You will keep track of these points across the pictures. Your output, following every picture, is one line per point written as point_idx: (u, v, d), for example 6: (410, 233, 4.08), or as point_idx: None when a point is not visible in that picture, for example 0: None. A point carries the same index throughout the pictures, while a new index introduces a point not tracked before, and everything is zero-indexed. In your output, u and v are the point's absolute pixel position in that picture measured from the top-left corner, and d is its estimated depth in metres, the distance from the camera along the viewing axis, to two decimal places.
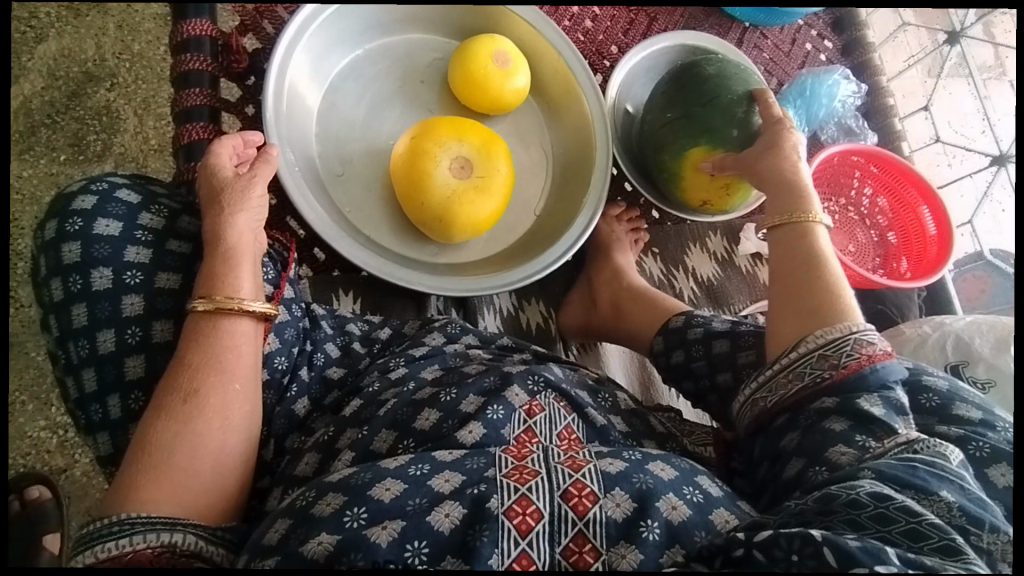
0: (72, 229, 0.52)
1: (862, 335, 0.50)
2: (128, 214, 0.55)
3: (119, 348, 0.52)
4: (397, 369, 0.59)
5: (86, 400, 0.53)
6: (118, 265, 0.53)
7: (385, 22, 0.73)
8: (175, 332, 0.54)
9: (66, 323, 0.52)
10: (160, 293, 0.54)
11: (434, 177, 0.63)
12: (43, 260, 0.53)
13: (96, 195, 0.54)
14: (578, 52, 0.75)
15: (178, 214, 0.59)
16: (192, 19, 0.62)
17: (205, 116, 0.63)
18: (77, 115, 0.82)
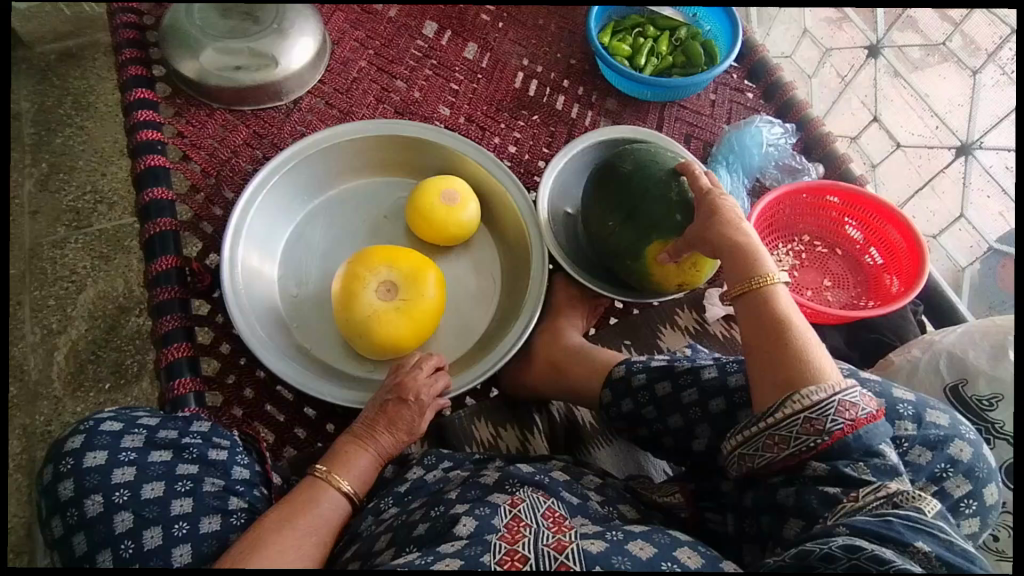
0: (64, 467, 0.51)
1: (846, 395, 0.44)
2: (114, 439, 0.54)
3: (116, 564, 0.48)
4: (388, 508, 0.53)
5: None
6: (106, 488, 0.50)
7: (322, 180, 0.81)
8: (166, 535, 0.50)
9: (68, 554, 0.50)
10: (147, 502, 0.51)
11: (363, 300, 0.69)
12: (43, 502, 0.52)
13: (83, 432, 0.54)
14: (496, 159, 0.80)
15: (156, 428, 0.56)
16: (159, 258, 0.74)
17: (181, 336, 0.70)
18: (118, 345, 1.09)
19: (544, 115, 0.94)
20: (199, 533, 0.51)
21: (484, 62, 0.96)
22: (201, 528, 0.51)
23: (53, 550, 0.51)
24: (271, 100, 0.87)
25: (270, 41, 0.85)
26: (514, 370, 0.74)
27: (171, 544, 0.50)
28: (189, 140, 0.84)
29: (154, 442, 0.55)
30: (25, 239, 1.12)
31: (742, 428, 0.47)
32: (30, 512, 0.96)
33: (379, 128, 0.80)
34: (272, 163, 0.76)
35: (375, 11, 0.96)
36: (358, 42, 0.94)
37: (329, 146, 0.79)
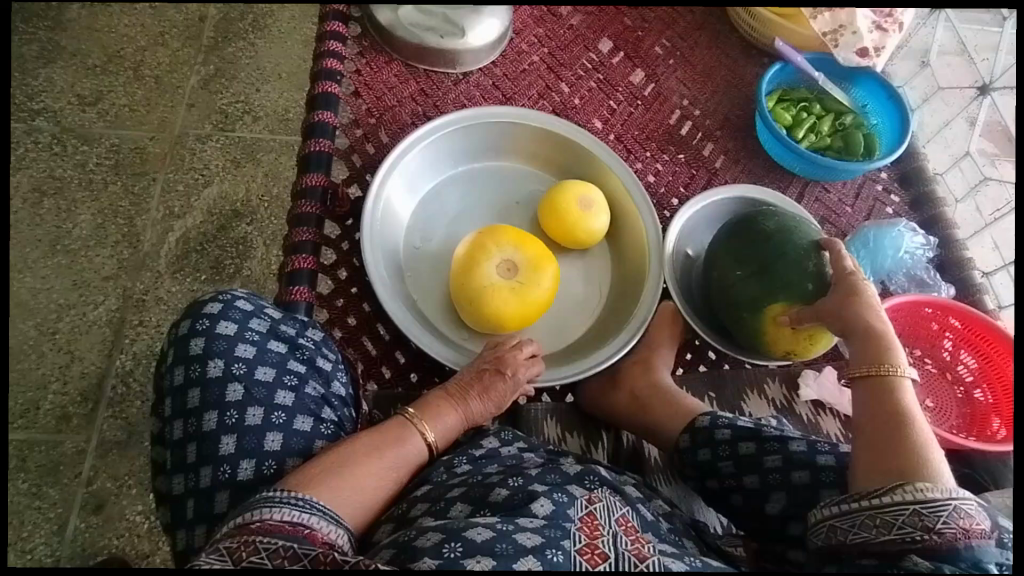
0: (200, 326, 0.56)
1: (962, 502, 0.44)
2: (244, 317, 0.59)
3: (218, 426, 0.52)
4: (461, 465, 0.55)
5: (177, 472, 0.53)
6: (230, 356, 0.55)
7: (472, 151, 0.85)
8: (266, 417, 0.54)
9: (180, 404, 0.54)
10: (258, 383, 0.55)
11: (482, 270, 0.71)
12: (171, 351, 0.57)
13: (221, 301, 0.59)
14: (638, 181, 0.83)
15: (278, 322, 0.61)
16: (311, 174, 0.80)
17: (309, 249, 0.75)
18: (221, 245, 1.14)
19: (689, 156, 0.96)
20: (292, 427, 0.55)
21: (647, 90, 0.99)
22: (296, 423, 0.55)
23: (166, 395, 0.56)
24: (445, 65, 0.92)
25: (464, 14, 0.91)
26: (597, 385, 0.76)
27: (267, 427, 0.54)
28: (363, 80, 0.90)
29: (278, 334, 0.59)
30: (176, 126, 1.20)
31: (843, 501, 0.47)
32: (109, 365, 1.02)
33: (540, 120, 0.84)
34: (435, 121, 0.81)
35: (559, 15, 1.01)
36: (537, 38, 0.98)
37: (489, 122, 0.83)
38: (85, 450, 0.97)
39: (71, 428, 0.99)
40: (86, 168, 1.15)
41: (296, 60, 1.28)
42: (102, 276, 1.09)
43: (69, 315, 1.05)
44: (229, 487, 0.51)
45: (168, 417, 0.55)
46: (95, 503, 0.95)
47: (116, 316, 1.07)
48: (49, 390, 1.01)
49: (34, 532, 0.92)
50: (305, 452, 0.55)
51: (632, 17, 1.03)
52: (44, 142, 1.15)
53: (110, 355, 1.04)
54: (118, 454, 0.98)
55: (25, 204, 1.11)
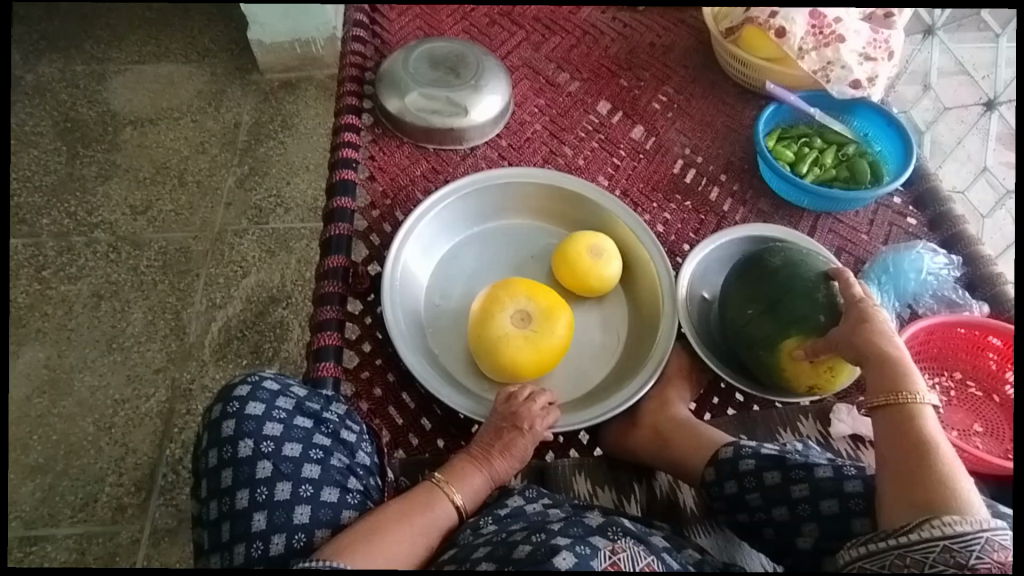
0: (230, 408, 0.59)
1: (995, 535, 0.42)
2: (271, 396, 0.62)
3: (249, 503, 0.55)
4: (487, 525, 0.55)
5: (212, 552, 0.55)
6: (258, 435, 0.58)
7: (483, 213, 0.89)
8: (294, 491, 0.56)
9: (214, 485, 0.57)
10: (285, 458, 0.57)
11: (498, 321, 0.74)
12: (205, 434, 0.60)
13: (249, 382, 0.62)
14: (645, 225, 0.85)
15: (304, 399, 0.63)
16: (332, 255, 0.85)
17: (333, 326, 0.79)
18: (260, 330, 1.20)
19: (696, 202, 0.98)
20: (320, 499, 0.57)
21: (648, 144, 1.03)
22: (323, 495, 0.57)
23: (202, 477, 0.59)
24: (453, 143, 0.98)
25: (466, 94, 0.97)
26: (620, 432, 0.75)
27: (296, 501, 0.56)
28: (378, 164, 0.96)
29: (304, 409, 0.62)
30: (216, 224, 1.30)
31: (869, 540, 0.45)
32: (159, 453, 1.07)
33: (548, 178, 0.89)
34: (447, 187, 0.86)
35: (557, 84, 1.07)
36: (538, 108, 1.04)
37: (498, 183, 0.88)
38: (138, 539, 1.01)
39: (126, 518, 1.03)
40: (137, 270, 1.24)
41: (322, 153, 1.38)
42: (152, 369, 1.15)
43: (124, 410, 1.12)
44: (261, 563, 0.53)
45: (204, 498, 0.58)
46: None
47: (166, 407, 1.13)
48: (106, 483, 1.05)
49: None
50: (333, 523, 0.56)
51: (626, 79, 1.09)
52: (102, 250, 1.26)
53: (160, 445, 1.09)
54: (169, 542, 1.01)
55: (85, 309, 1.20)
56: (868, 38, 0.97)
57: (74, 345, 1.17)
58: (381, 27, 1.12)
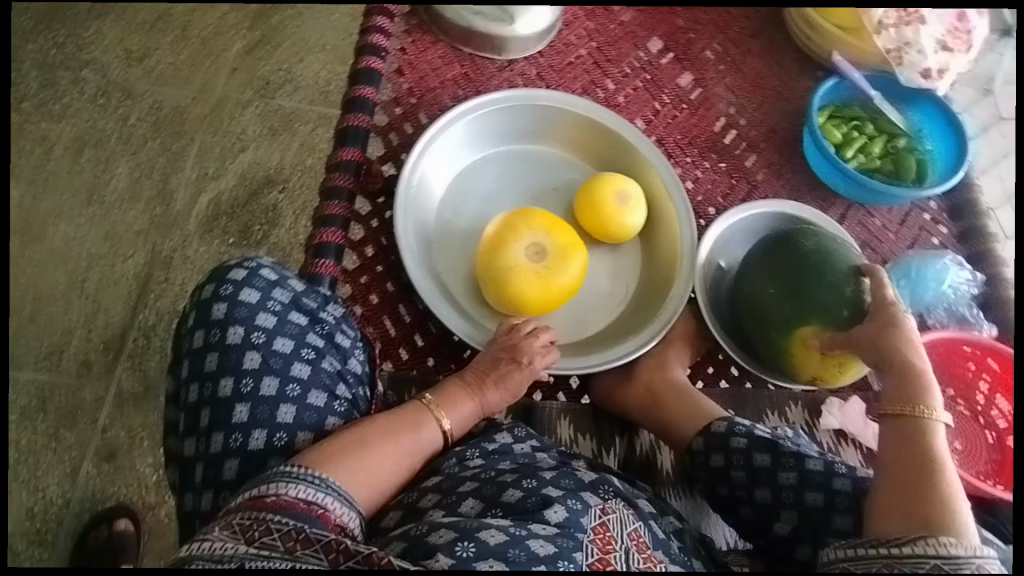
0: (223, 292, 0.56)
1: (984, 562, 0.42)
2: (267, 287, 0.58)
3: (232, 393, 0.52)
4: (473, 459, 0.54)
5: (189, 436, 0.54)
6: (249, 325, 0.55)
7: (512, 133, 0.84)
8: (280, 389, 0.54)
9: (197, 368, 0.54)
10: (274, 353, 0.55)
11: (511, 251, 0.71)
12: (193, 315, 0.57)
13: (246, 269, 0.59)
14: (678, 180, 0.81)
15: (300, 296, 0.60)
16: (346, 147, 0.80)
17: (338, 224, 0.75)
18: (252, 211, 1.14)
19: (730, 166, 0.93)
20: (305, 401, 0.54)
21: (694, 94, 0.97)
22: (309, 398, 0.55)
23: (185, 357, 0.56)
24: (491, 51, 0.91)
25: None
26: (612, 383, 0.73)
27: (281, 399, 0.53)
28: (408, 58, 0.89)
29: (301, 307, 0.59)
30: (217, 88, 1.20)
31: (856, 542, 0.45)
32: (132, 319, 1.04)
33: (586, 110, 0.83)
34: (479, 98, 0.80)
35: (611, 10, 0.99)
36: (587, 31, 0.97)
37: (534, 105, 0.82)
38: (102, 398, 0.99)
39: (91, 376, 1.01)
40: (125, 123, 1.16)
41: (341, 34, 1.25)
42: (133, 231, 1.10)
43: (98, 267, 1.07)
44: (238, 456, 0.51)
45: (184, 379, 0.55)
46: (109, 452, 0.97)
47: (145, 273, 1.08)
48: (73, 337, 1.02)
49: (48, 473, 0.95)
50: (316, 427, 0.54)
51: (685, 18, 1.00)
52: (89, 93, 1.17)
53: (134, 309, 1.05)
54: (133, 407, 1.00)
55: (66, 153, 1.13)
56: (951, 25, 0.91)
57: (52, 191, 1.10)
58: None
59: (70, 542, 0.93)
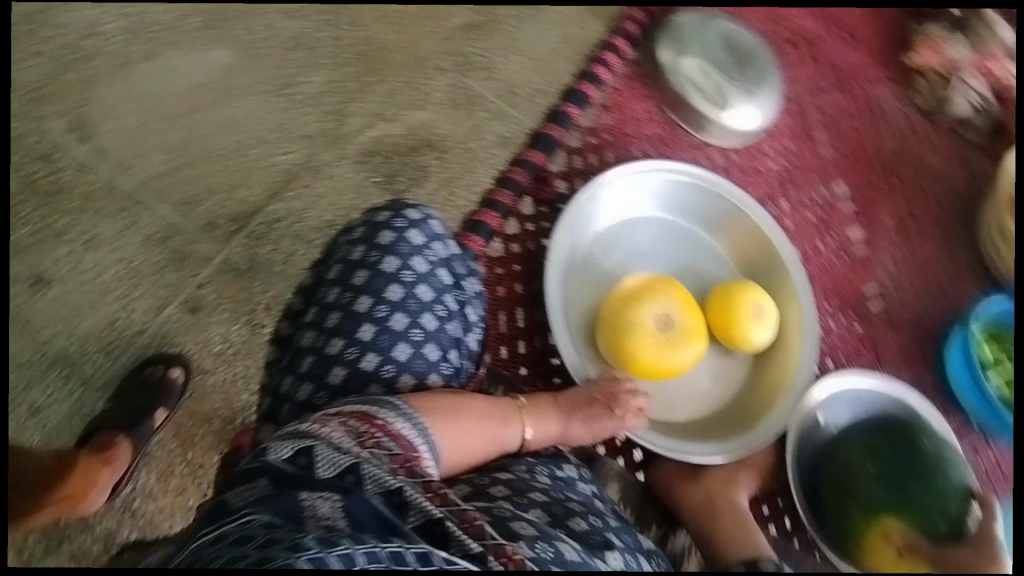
0: (395, 224, 0.63)
1: None
2: (430, 239, 0.64)
3: (367, 311, 0.58)
4: (544, 473, 0.57)
5: (312, 329, 0.60)
6: (405, 263, 0.61)
7: (682, 208, 0.86)
8: (404, 328, 0.58)
9: (348, 277, 0.61)
10: (413, 297, 0.60)
11: (644, 309, 0.74)
12: (361, 230, 0.64)
13: (419, 214, 0.65)
14: (817, 320, 0.80)
15: (453, 260, 0.65)
16: (536, 151, 0.85)
17: (501, 211, 0.81)
18: (404, 162, 1.22)
19: (865, 332, 0.92)
20: (420, 349, 0.58)
21: (858, 250, 0.95)
22: (424, 349, 0.59)
23: (339, 263, 0.63)
24: (692, 126, 0.94)
25: (737, 93, 0.92)
26: (676, 477, 0.73)
27: (401, 337, 0.58)
28: (618, 99, 0.93)
29: (450, 267, 0.64)
30: (427, 43, 1.27)
31: None
32: (264, 205, 1.12)
33: (761, 221, 0.84)
34: (668, 164, 0.83)
35: (813, 139, 0.99)
36: (783, 148, 0.98)
37: (713, 192, 0.84)
38: (208, 261, 1.07)
39: (211, 236, 1.08)
40: (339, 39, 1.19)
41: (549, 48, 1.34)
42: (301, 132, 1.17)
43: (258, 147, 1.14)
44: (345, 367, 0.56)
45: (331, 281, 0.62)
46: (193, 305, 1.05)
47: (293, 172, 1.16)
48: (212, 197, 1.10)
49: (137, 304, 1.02)
50: (419, 376, 0.58)
51: (881, 177, 0.99)
52: None
53: (269, 197, 1.12)
54: (231, 279, 1.08)
55: (281, 44, 1.17)
56: None
57: (251, 66, 1.16)
58: None
59: (127, 365, 1.01)
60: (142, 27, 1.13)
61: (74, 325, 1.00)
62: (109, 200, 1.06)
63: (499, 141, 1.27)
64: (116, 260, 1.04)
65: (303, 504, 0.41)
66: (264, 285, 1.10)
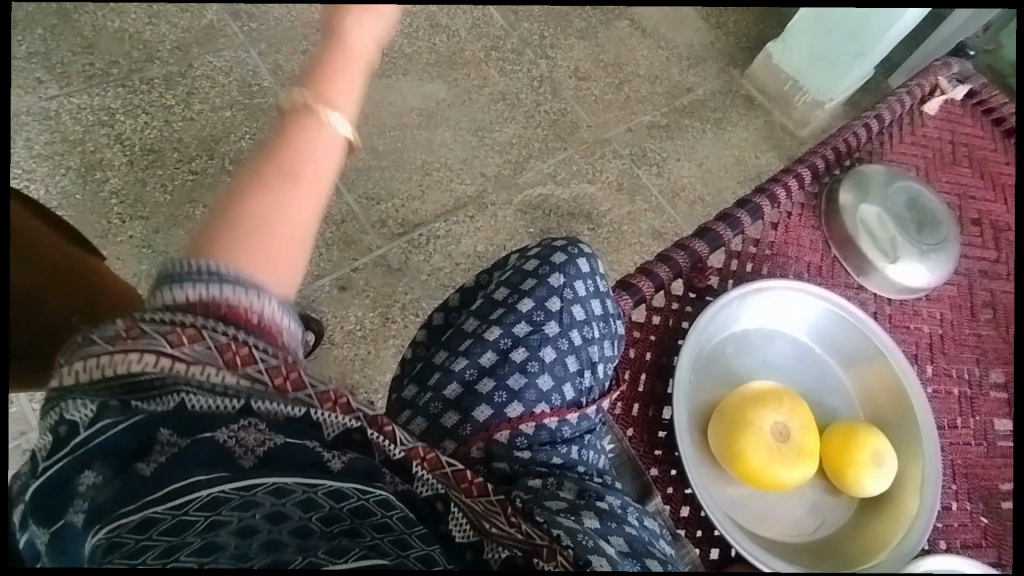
0: (567, 251, 0.77)
1: None
2: (587, 273, 0.77)
3: (528, 314, 0.72)
4: (630, 515, 0.64)
5: (474, 316, 0.74)
6: (569, 284, 0.75)
7: (825, 335, 0.88)
8: (553, 335, 0.72)
9: (518, 284, 0.75)
10: (567, 314, 0.73)
11: (766, 413, 0.75)
12: (536, 249, 0.78)
13: (589, 251, 0.78)
14: (940, 488, 0.77)
15: (600, 296, 0.77)
16: (701, 241, 0.92)
17: (656, 283, 0.88)
18: (558, 222, 1.34)
19: (991, 526, 0.84)
20: (562, 359, 0.71)
21: (1002, 442, 0.89)
22: (566, 359, 0.71)
23: (509, 269, 0.77)
24: (854, 268, 0.95)
25: (908, 250, 0.94)
26: None
27: (548, 344, 0.71)
28: (788, 220, 0.98)
29: (598, 297, 0.77)
30: (609, 133, 1.44)
31: None
32: (431, 222, 1.30)
33: (902, 371, 0.84)
34: (823, 290, 0.86)
35: (975, 318, 0.96)
36: (941, 315, 0.96)
37: (861, 330, 0.85)
38: (372, 253, 1.25)
39: (381, 232, 1.27)
40: (537, 108, 1.43)
41: (719, 168, 1.45)
42: (481, 171, 1.35)
43: (444, 174, 1.34)
44: (499, 353, 0.70)
45: (502, 281, 0.76)
46: (345, 284, 1.22)
47: (464, 202, 1.33)
48: (393, 201, 1.30)
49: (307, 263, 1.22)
50: (556, 379, 0.70)
51: None
52: (533, 75, 1.46)
53: (437, 217, 1.31)
54: (385, 273, 1.25)
55: (489, 97, 1.42)
56: None
57: (461, 109, 1.40)
58: (891, 133, 1.07)
59: None
60: (388, 58, 1.40)
61: None
62: None
63: (649, 232, 1.37)
64: None
65: (226, 442, 0.54)
66: (407, 286, 1.24)
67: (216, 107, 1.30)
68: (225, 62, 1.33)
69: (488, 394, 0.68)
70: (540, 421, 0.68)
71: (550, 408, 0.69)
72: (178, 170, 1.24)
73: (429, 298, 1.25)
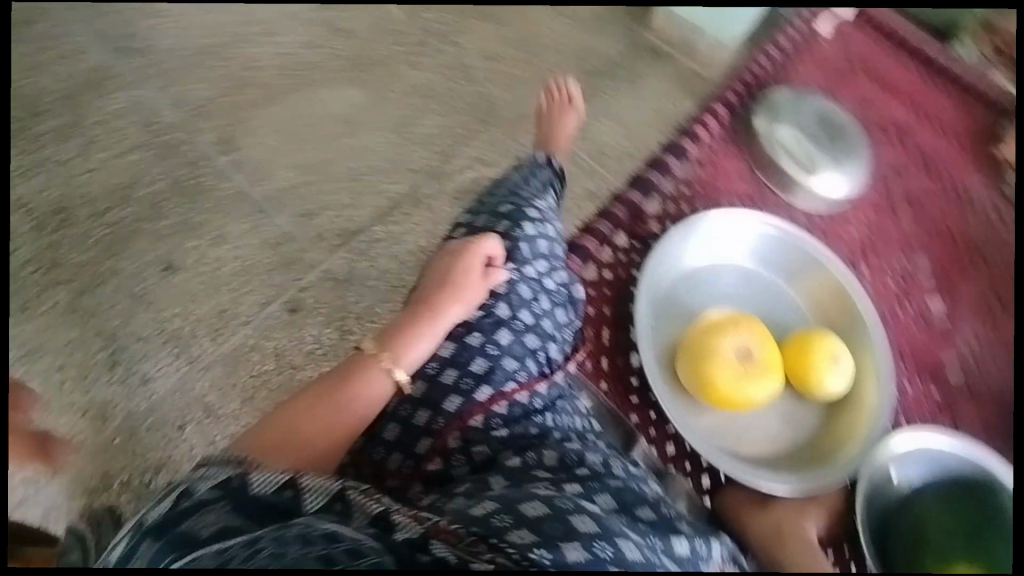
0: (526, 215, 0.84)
1: None
2: (546, 239, 0.84)
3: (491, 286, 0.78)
4: (616, 467, 0.70)
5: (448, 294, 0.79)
6: (527, 250, 0.81)
7: (767, 254, 0.91)
8: (508, 312, 0.77)
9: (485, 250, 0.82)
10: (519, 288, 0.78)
11: (725, 339, 0.78)
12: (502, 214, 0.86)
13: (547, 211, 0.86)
14: (893, 374, 0.83)
15: (554, 264, 0.83)
16: (633, 194, 0.98)
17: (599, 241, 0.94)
18: None
19: (941, 399, 0.91)
20: (520, 334, 0.75)
21: (941, 320, 0.94)
22: (524, 335, 0.76)
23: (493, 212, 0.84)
24: (779, 190, 1.02)
25: (824, 164, 1.00)
26: (743, 503, 0.77)
27: (505, 323, 0.76)
28: (711, 157, 1.03)
29: (550, 262, 0.83)
30: None
31: None
32: (369, 227, 1.28)
33: (842, 274, 0.88)
34: (756, 214, 0.90)
35: (908, 205, 0.97)
36: (870, 214, 0.98)
37: (797, 244, 0.90)
38: (316, 270, 1.23)
39: (321, 247, 1.25)
40: None
41: None
42: (408, 166, 1.34)
43: (372, 176, 1.32)
44: (457, 342, 0.75)
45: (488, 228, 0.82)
46: (294, 305, 1.21)
47: (398, 201, 1.32)
48: (326, 213, 1.28)
49: (252, 292, 1.19)
50: (517, 355, 0.74)
51: None
52: None
53: (375, 220, 1.29)
54: (333, 287, 1.23)
55: None
56: None
57: None
58: None
59: (231, 349, 1.16)
60: None
61: (191, 307, 1.17)
62: (239, 204, 1.24)
63: (584, 194, 1.40)
64: (235, 257, 1.21)
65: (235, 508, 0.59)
66: (358, 295, 1.24)
67: (118, 150, 1.23)
68: (117, 100, 1.26)
69: (455, 383, 0.72)
70: (511, 399, 0.71)
71: (519, 385, 0.73)
72: (93, 224, 1.18)
73: (382, 302, 1.25)
